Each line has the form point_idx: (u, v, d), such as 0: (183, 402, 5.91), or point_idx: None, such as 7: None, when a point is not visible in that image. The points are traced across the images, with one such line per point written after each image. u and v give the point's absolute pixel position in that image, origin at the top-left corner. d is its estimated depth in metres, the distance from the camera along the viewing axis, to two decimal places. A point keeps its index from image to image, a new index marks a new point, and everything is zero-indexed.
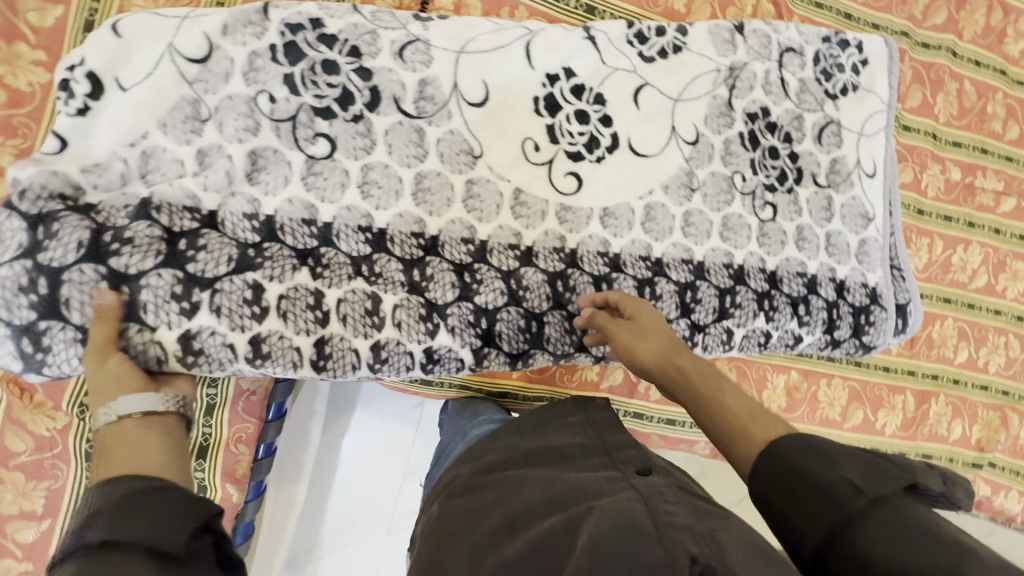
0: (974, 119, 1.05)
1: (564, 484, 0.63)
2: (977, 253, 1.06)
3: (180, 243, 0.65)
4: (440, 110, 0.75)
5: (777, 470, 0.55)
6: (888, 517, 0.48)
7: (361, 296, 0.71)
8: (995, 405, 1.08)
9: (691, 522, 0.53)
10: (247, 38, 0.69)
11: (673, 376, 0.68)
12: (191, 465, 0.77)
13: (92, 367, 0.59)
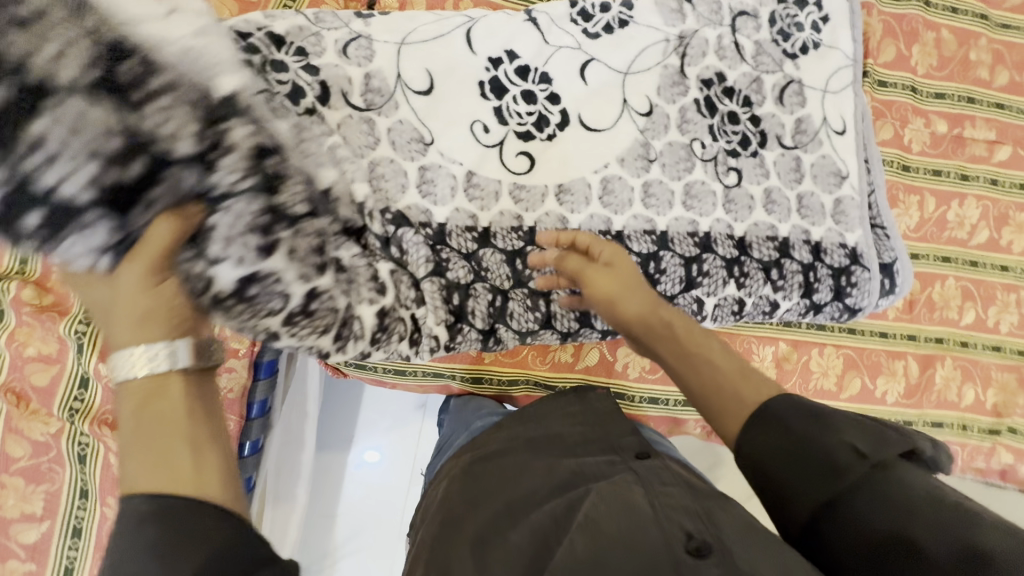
0: (956, 69, 1.00)
1: (567, 470, 0.64)
2: (974, 207, 1.01)
3: (268, 161, 0.57)
4: (388, 101, 0.76)
5: (775, 436, 0.57)
6: (891, 487, 0.51)
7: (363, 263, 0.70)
8: (1010, 366, 1.02)
9: (685, 501, 0.55)
10: None
11: (663, 336, 0.66)
12: None
13: (134, 279, 0.49)
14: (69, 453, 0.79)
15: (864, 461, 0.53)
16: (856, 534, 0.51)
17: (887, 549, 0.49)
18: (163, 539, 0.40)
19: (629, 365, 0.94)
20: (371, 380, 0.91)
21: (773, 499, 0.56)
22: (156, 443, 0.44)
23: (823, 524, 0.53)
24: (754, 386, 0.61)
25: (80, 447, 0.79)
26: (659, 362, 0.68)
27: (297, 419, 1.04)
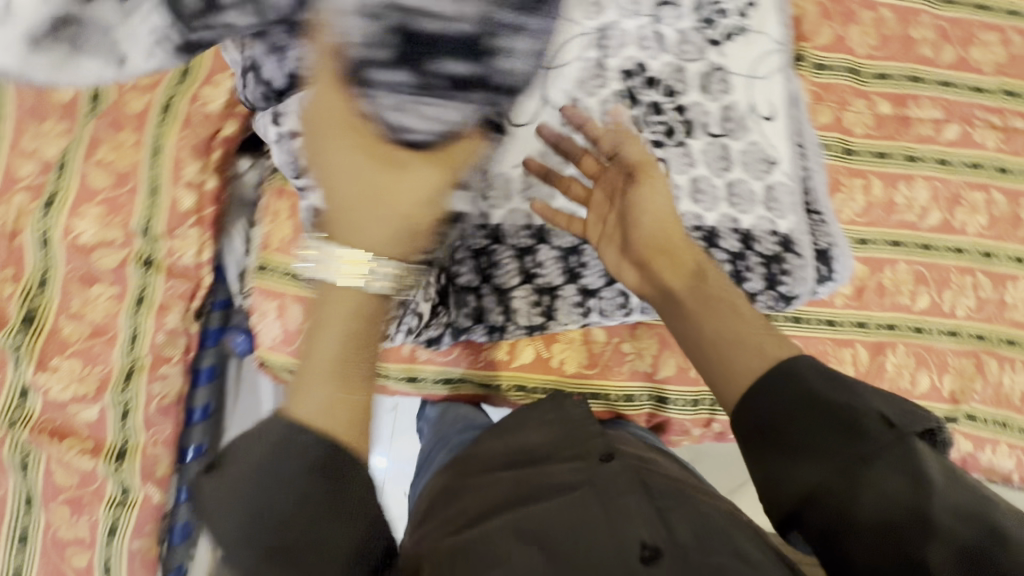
0: (898, 47, 0.97)
1: (534, 486, 0.72)
2: (923, 188, 0.99)
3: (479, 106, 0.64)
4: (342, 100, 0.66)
5: (791, 393, 0.61)
6: (905, 458, 0.57)
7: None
8: (968, 351, 0.99)
9: (640, 508, 0.65)
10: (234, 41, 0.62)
11: (705, 295, 0.69)
12: (109, 467, 0.82)
13: (366, 162, 0.35)
14: (11, 461, 0.80)
15: (892, 431, 0.58)
16: (885, 509, 0.55)
17: (920, 531, 0.54)
18: (332, 494, 0.48)
19: (566, 361, 0.91)
20: None
21: (789, 453, 0.60)
22: (332, 386, 0.47)
23: (835, 487, 0.57)
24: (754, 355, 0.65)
25: (20, 456, 0.80)
26: (681, 310, 0.70)
27: None
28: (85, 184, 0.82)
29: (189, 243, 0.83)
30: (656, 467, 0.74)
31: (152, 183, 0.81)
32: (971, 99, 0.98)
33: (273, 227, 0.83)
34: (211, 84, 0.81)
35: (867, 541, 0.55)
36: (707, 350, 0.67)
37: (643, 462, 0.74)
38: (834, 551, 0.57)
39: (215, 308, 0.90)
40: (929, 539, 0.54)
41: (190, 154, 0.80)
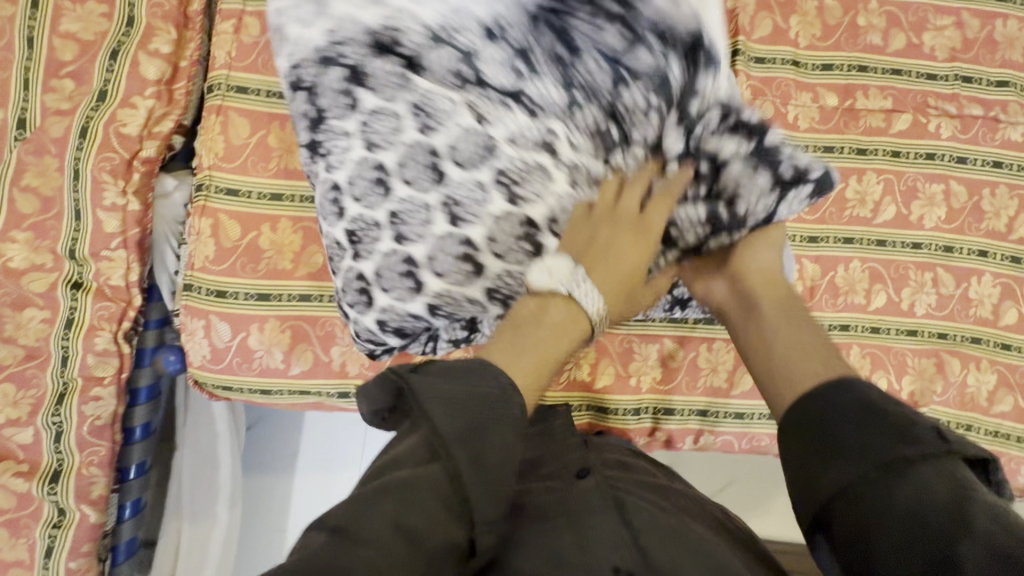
0: (843, 36, 0.93)
1: (512, 506, 0.60)
2: (876, 182, 0.94)
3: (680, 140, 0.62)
4: (341, 160, 0.64)
5: (851, 399, 0.50)
6: (956, 472, 0.44)
7: (424, 152, 0.61)
8: (928, 350, 0.94)
9: (614, 530, 0.56)
10: (386, 88, 0.62)
11: (784, 303, 0.62)
12: (42, 489, 0.82)
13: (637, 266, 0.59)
14: None
15: (944, 443, 0.46)
16: (891, 512, 0.44)
17: (950, 529, 0.41)
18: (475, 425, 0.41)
19: None
20: (242, 400, 0.89)
21: (828, 450, 0.48)
22: (536, 381, 0.49)
23: (866, 490, 0.45)
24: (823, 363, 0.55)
25: None
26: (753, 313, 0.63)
27: (208, 439, 1.05)
28: (12, 209, 0.81)
29: (117, 265, 0.83)
30: (643, 477, 0.66)
31: (75, 207, 0.81)
32: (923, 86, 0.94)
33: (197, 246, 0.83)
34: (129, 106, 0.81)
35: (886, 533, 0.43)
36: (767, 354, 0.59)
37: (628, 471, 0.67)
38: (855, 560, 0.45)
39: (150, 328, 0.90)
40: (962, 533, 0.41)
41: (109, 176, 0.81)
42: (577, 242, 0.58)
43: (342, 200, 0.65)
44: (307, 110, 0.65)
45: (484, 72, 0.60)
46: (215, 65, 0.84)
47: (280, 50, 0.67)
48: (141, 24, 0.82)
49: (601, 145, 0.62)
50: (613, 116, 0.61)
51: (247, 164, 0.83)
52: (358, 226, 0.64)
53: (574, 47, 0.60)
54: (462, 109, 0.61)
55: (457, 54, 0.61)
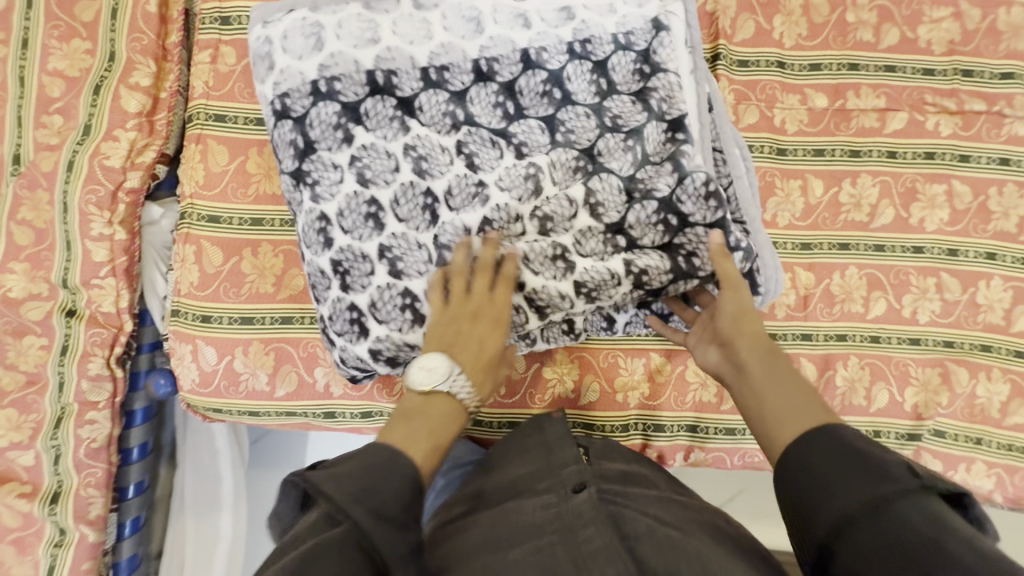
0: (831, 34, 0.90)
1: (506, 524, 0.60)
2: (871, 184, 0.90)
3: (633, 161, 0.73)
4: (331, 191, 0.74)
5: (838, 447, 0.54)
6: (932, 508, 0.48)
7: (420, 192, 0.74)
8: (932, 360, 0.89)
9: (610, 544, 0.53)
10: (380, 126, 0.74)
11: (766, 355, 0.66)
12: (42, 510, 0.85)
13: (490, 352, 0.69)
14: None
15: (916, 480, 0.50)
16: (875, 548, 0.48)
17: (927, 559, 0.45)
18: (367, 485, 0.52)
19: None
20: (233, 420, 0.91)
21: (815, 490, 0.53)
22: (432, 462, 0.60)
23: (859, 527, 0.49)
24: (817, 416, 0.59)
25: None
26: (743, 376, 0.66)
27: (208, 454, 1.06)
28: (10, 242, 0.84)
29: (107, 291, 0.86)
30: (638, 489, 0.65)
31: (66, 238, 0.85)
32: (918, 83, 0.90)
33: (182, 272, 0.86)
34: (112, 139, 0.84)
35: (873, 566, 0.47)
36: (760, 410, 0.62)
37: (625, 484, 0.66)
38: None
39: (143, 351, 0.94)
40: (938, 565, 0.44)
41: (96, 208, 0.84)
42: (437, 340, 0.68)
43: (331, 228, 0.74)
44: (296, 138, 0.74)
45: (472, 112, 0.75)
46: (194, 95, 0.86)
47: (262, 74, 0.76)
48: (122, 59, 0.85)
49: (574, 190, 0.72)
50: (588, 166, 0.73)
51: (227, 190, 0.85)
52: (346, 255, 0.73)
53: (566, 111, 0.74)
54: (453, 156, 0.74)
55: (450, 97, 0.75)
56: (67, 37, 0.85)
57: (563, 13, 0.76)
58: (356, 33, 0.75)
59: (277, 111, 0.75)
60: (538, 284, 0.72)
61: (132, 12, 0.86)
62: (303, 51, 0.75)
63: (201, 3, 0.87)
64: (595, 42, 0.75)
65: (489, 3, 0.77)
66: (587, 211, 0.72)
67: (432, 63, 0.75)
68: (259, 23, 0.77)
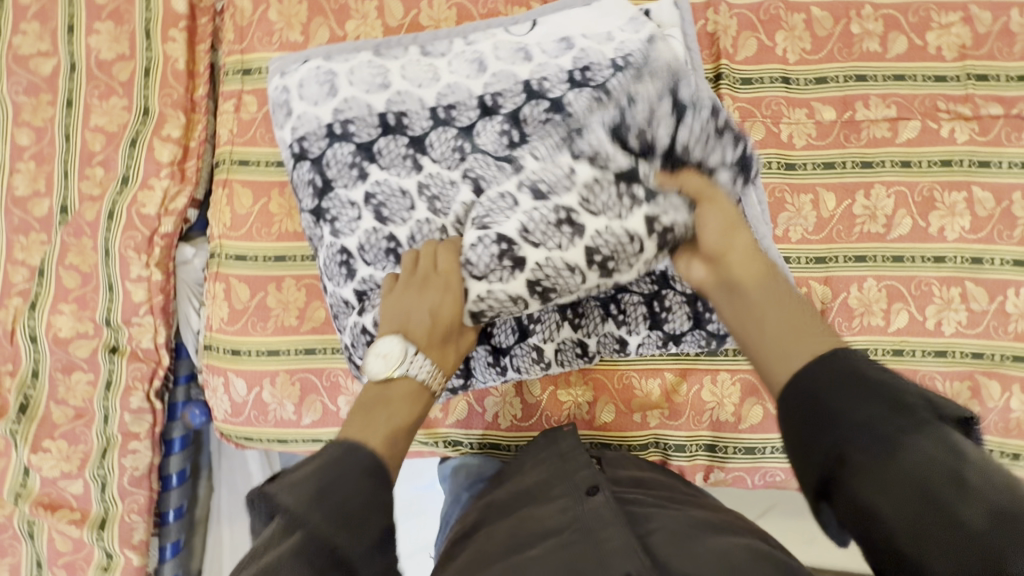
0: (836, 47, 0.90)
1: (525, 532, 0.58)
2: (886, 196, 0.89)
3: (626, 117, 0.69)
4: (349, 225, 0.76)
5: (840, 367, 0.50)
6: (948, 439, 0.45)
7: (434, 229, 0.75)
8: (961, 373, 0.87)
9: (629, 541, 0.52)
10: (393, 164, 0.76)
11: (765, 281, 0.63)
12: (90, 535, 0.91)
13: (447, 322, 0.68)
14: (22, 529, 0.92)
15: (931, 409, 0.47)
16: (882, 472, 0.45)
17: (943, 490, 0.43)
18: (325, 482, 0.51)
19: (500, 415, 0.90)
20: (264, 447, 0.95)
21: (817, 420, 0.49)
22: (395, 444, 0.60)
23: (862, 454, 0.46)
24: (820, 342, 0.55)
25: (28, 523, 0.91)
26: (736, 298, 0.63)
27: (243, 479, 1.10)
28: (59, 285, 0.91)
29: (146, 329, 0.92)
30: (655, 491, 0.63)
31: (108, 280, 0.91)
32: (931, 90, 0.89)
33: (213, 308, 0.91)
34: (147, 187, 0.91)
35: (883, 495, 0.44)
36: (760, 339, 0.59)
37: (641, 487, 0.64)
38: (855, 526, 0.46)
39: (180, 382, 0.99)
40: (958, 498, 0.42)
41: (133, 252, 0.90)
42: (393, 323, 0.67)
43: (353, 262, 0.77)
44: (314, 178, 0.78)
45: (480, 142, 0.75)
46: (221, 143, 0.93)
47: (281, 121, 0.81)
48: (154, 113, 0.92)
49: (563, 156, 0.68)
50: (571, 136, 0.69)
51: (252, 230, 0.90)
52: (368, 285, 0.76)
53: (563, 116, 0.72)
54: (461, 185, 0.74)
55: (458, 131, 0.76)
56: (106, 96, 0.92)
57: (563, 43, 0.78)
58: (367, 79, 0.80)
59: (296, 154, 0.79)
60: (541, 257, 0.67)
61: (163, 70, 0.93)
62: (318, 97, 0.79)
63: (225, 56, 0.93)
64: (595, 66, 0.74)
65: (488, 41, 0.80)
66: (584, 171, 0.68)
67: (439, 103, 0.78)
68: (277, 75, 0.83)
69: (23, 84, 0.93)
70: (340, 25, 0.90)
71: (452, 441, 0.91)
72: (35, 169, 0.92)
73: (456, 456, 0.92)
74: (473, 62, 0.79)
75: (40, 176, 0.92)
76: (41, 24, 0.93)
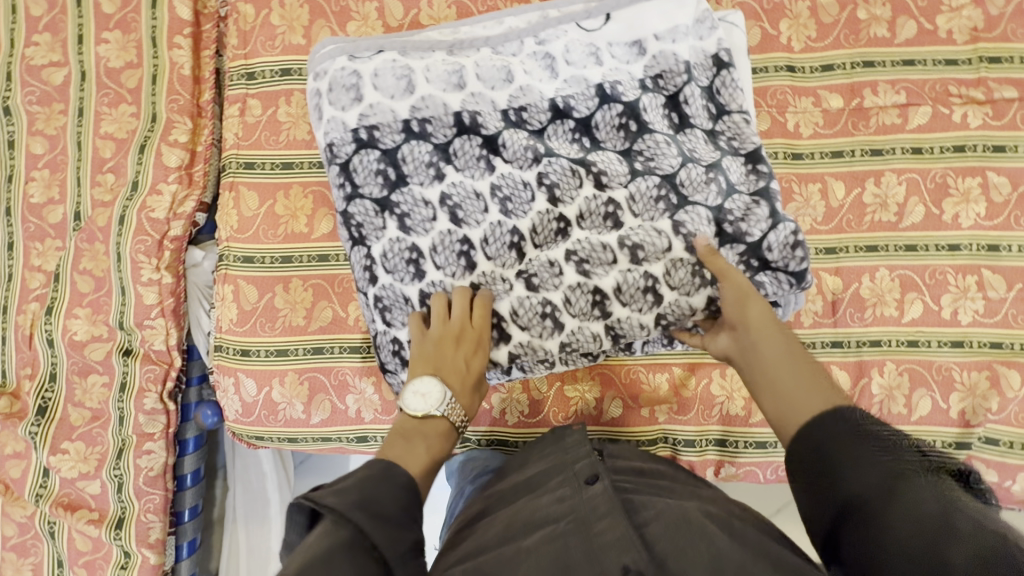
0: (843, 33, 0.88)
1: (521, 521, 0.57)
2: (897, 183, 0.87)
3: (727, 205, 0.73)
4: (423, 219, 0.75)
5: (845, 422, 0.52)
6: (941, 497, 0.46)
7: (506, 231, 0.75)
8: (977, 363, 0.84)
9: (623, 533, 0.52)
10: (469, 165, 0.75)
11: (776, 333, 0.62)
12: (108, 535, 0.93)
13: (477, 360, 0.71)
14: (43, 529, 0.93)
15: (920, 457, 0.50)
16: (889, 524, 0.47)
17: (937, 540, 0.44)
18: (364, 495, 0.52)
19: (507, 412, 0.90)
20: (275, 447, 0.96)
21: (829, 471, 0.51)
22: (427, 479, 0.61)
23: (873, 506, 0.48)
24: (820, 396, 0.55)
25: (49, 524, 0.93)
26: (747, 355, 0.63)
27: (256, 478, 1.11)
28: (74, 290, 0.93)
29: (158, 331, 0.93)
30: (656, 482, 0.62)
31: (121, 285, 0.93)
32: (941, 74, 0.87)
33: (222, 310, 0.92)
34: (156, 193, 0.93)
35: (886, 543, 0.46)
36: (768, 392, 0.59)
37: (642, 478, 0.63)
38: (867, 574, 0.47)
39: (192, 384, 1.01)
40: (947, 546, 0.44)
41: (144, 256, 0.92)
42: (427, 363, 0.67)
43: (421, 260, 0.75)
44: (385, 169, 0.75)
45: (552, 146, 0.76)
46: (228, 146, 0.94)
47: (344, 104, 0.75)
48: (162, 119, 0.94)
49: (663, 222, 0.73)
50: (671, 198, 0.74)
51: (259, 232, 0.91)
52: (435, 288, 0.75)
53: (643, 140, 0.75)
54: (535, 191, 0.75)
55: (530, 135, 0.76)
56: (116, 103, 0.94)
57: (634, 47, 0.77)
58: (443, 76, 0.76)
59: (362, 142, 0.75)
60: (625, 314, 0.74)
61: (170, 76, 0.94)
62: (394, 91, 0.75)
63: (229, 61, 0.95)
64: (667, 75, 0.76)
65: (560, 42, 0.78)
66: (678, 246, 0.73)
67: (511, 105, 0.76)
68: (344, 56, 0.77)
69: (35, 94, 0.95)
70: (341, 27, 0.91)
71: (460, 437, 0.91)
72: (49, 177, 0.94)
73: (463, 452, 0.91)
74: (542, 59, 0.77)
75: (53, 184, 0.94)
76: (52, 36, 0.95)
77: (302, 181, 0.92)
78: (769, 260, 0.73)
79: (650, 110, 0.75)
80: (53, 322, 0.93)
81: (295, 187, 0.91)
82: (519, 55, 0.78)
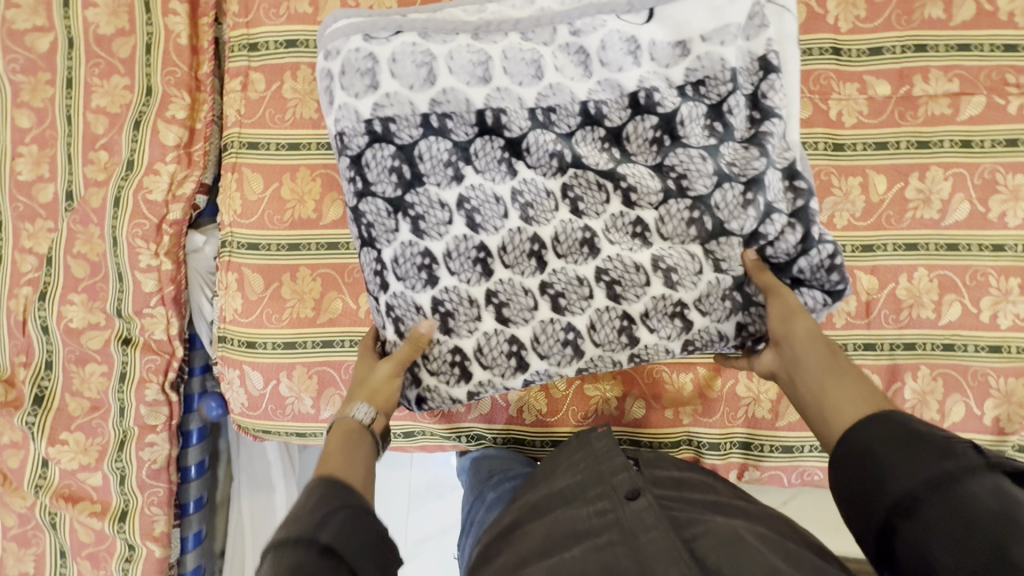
0: (894, 12, 0.83)
1: (560, 534, 0.55)
2: (943, 178, 0.82)
3: (764, 229, 0.68)
4: (438, 224, 0.70)
5: (895, 427, 0.51)
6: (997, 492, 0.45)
7: (526, 238, 0.70)
8: (1015, 369, 0.81)
9: (672, 546, 0.49)
10: (490, 168, 0.70)
11: (823, 351, 0.61)
12: (111, 527, 0.90)
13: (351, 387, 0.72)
14: (43, 519, 0.90)
15: (981, 457, 0.47)
16: (932, 535, 0.45)
17: (999, 536, 0.42)
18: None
19: (525, 410, 0.86)
20: (281, 440, 0.92)
21: (873, 478, 0.50)
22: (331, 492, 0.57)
23: (921, 506, 0.47)
24: (853, 404, 0.56)
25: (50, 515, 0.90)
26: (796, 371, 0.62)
27: (262, 466, 1.10)
28: (68, 274, 0.88)
29: (158, 320, 0.89)
30: (698, 497, 0.59)
31: (118, 271, 0.88)
32: (997, 61, 0.81)
33: (226, 299, 0.87)
34: (153, 172, 0.87)
35: (938, 539, 0.45)
36: (814, 409, 0.59)
37: (683, 491, 0.60)
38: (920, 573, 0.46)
39: (195, 373, 0.97)
40: (1010, 539, 0.42)
41: (142, 241, 0.87)
42: None
43: (435, 269, 0.70)
44: (400, 167, 0.69)
45: (580, 153, 0.70)
46: (229, 124, 0.88)
47: (358, 89, 0.69)
48: (158, 93, 0.88)
49: (693, 248, 0.69)
50: (704, 220, 0.68)
51: (264, 218, 0.86)
52: (449, 296, 0.71)
53: (676, 155, 0.69)
54: (559, 201, 0.70)
55: (558, 137, 0.70)
56: (108, 74, 0.87)
57: (677, 49, 0.69)
58: (468, 66, 0.69)
59: (377, 134, 0.69)
60: (651, 340, 0.71)
61: (166, 45, 0.88)
62: (414, 80, 0.69)
63: (230, 30, 0.88)
64: (710, 81, 0.68)
65: (597, 34, 0.69)
66: (708, 271, 0.69)
67: (539, 104, 0.69)
68: (359, 35, 0.69)
69: (19, 62, 0.87)
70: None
71: (475, 435, 0.89)
72: (38, 153, 0.88)
73: (478, 450, 0.90)
74: (575, 58, 0.70)
75: (42, 160, 0.88)
76: None
77: (310, 163, 0.86)
78: (800, 279, 0.69)
79: (685, 123, 0.68)
80: (47, 309, 0.88)
81: (303, 170, 0.86)
82: (551, 47, 0.70)
